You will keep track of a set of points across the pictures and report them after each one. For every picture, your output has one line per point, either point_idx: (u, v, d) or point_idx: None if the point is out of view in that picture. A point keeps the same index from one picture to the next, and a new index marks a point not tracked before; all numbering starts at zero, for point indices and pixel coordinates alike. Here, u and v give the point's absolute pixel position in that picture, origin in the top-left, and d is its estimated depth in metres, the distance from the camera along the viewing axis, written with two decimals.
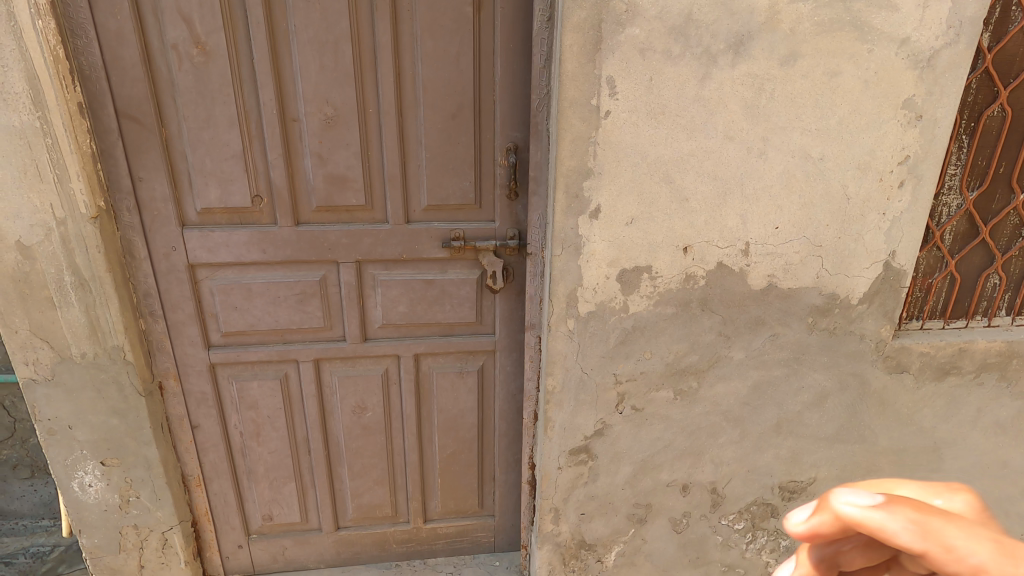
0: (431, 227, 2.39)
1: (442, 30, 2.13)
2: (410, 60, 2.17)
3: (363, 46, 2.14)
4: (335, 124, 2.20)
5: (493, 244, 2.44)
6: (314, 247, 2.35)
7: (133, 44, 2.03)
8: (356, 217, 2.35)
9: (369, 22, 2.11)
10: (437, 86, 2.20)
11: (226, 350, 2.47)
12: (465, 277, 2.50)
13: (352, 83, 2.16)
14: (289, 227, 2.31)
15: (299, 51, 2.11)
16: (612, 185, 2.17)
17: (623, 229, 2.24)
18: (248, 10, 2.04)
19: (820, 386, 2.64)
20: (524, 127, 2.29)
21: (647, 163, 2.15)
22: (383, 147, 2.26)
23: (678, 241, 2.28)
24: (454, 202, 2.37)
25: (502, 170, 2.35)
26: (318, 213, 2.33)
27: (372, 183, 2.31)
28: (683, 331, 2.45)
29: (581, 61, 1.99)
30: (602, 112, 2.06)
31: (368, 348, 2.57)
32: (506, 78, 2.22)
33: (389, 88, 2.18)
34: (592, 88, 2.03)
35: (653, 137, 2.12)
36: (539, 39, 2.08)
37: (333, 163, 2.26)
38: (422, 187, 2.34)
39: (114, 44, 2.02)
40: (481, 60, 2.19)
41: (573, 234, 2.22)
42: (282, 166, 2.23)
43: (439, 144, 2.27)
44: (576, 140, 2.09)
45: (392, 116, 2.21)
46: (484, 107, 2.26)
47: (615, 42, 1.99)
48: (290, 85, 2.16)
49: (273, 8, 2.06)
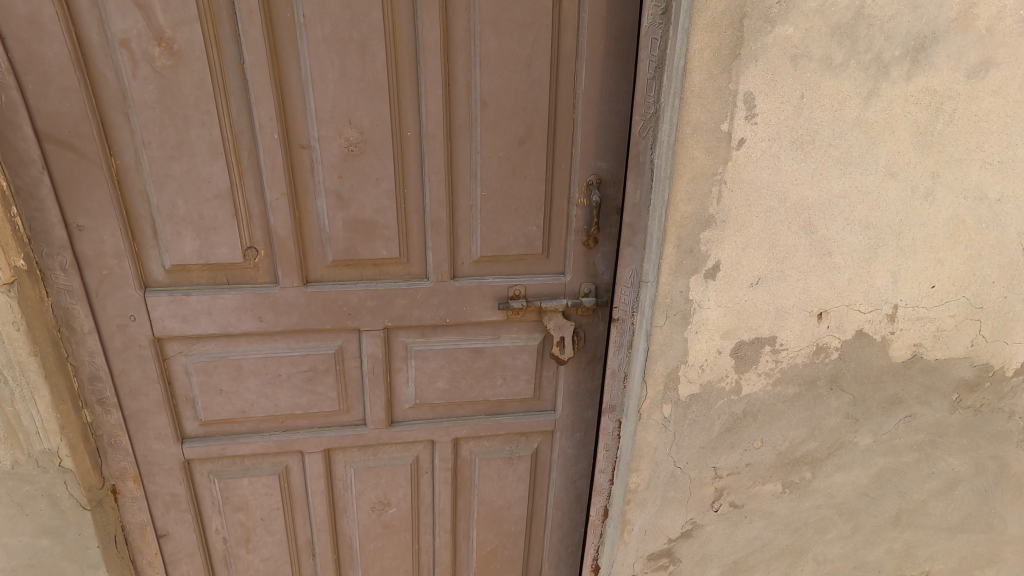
0: (485, 284, 1.81)
1: (509, 25, 1.56)
2: (465, 67, 1.59)
3: (400, 48, 1.55)
4: (360, 153, 1.61)
5: (563, 304, 1.86)
6: (328, 312, 1.76)
7: (59, 40, 1.41)
8: (384, 273, 1.76)
9: (409, 15, 1.53)
10: (500, 102, 1.62)
11: (206, 443, 1.86)
12: (523, 343, 1.92)
13: (383, 97, 1.58)
14: (297, 288, 1.72)
15: (311, 53, 1.52)
16: (738, 237, 1.64)
17: (745, 291, 1.72)
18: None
19: (953, 471, 2.10)
20: (613, 155, 1.72)
21: (785, 209, 1.63)
22: (425, 183, 1.67)
23: (812, 305, 1.76)
24: (514, 251, 1.80)
25: (579, 211, 1.78)
26: (335, 269, 1.73)
27: (408, 231, 1.73)
28: (804, 415, 1.93)
29: (711, 72, 1.45)
30: (734, 140, 1.53)
31: (395, 433, 1.97)
32: (593, 91, 1.64)
33: (435, 105, 1.60)
34: (725, 107, 1.49)
35: (795, 175, 1.59)
36: (647, 39, 1.51)
37: (357, 204, 1.66)
38: (474, 233, 1.76)
39: (27, 38, 1.39)
40: (560, 66, 1.62)
41: (681, 298, 1.70)
42: (285, 210, 1.63)
43: (499, 179, 1.70)
44: (697, 178, 1.55)
45: (440, 140, 1.63)
46: (560, 129, 1.68)
47: (760, 47, 1.44)
48: (298, 101, 1.56)
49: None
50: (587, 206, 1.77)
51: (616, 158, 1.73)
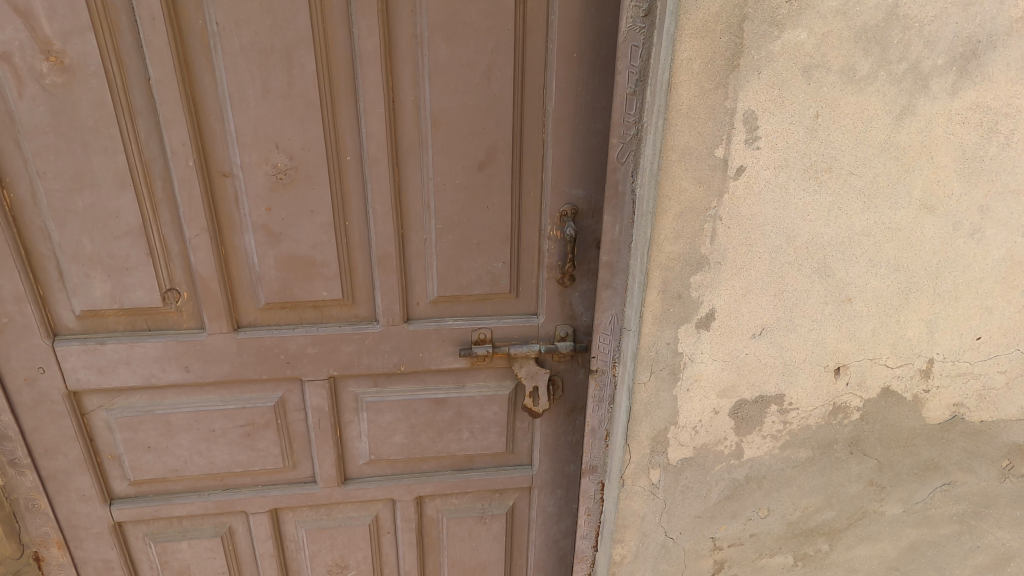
0: (444, 327, 1.58)
1: (464, 29, 1.29)
2: (412, 80, 1.33)
3: (335, 58, 1.30)
4: (291, 181, 1.38)
5: (536, 350, 1.62)
6: (264, 360, 1.55)
7: None
8: (327, 316, 1.54)
9: (344, 19, 1.28)
10: (455, 121, 1.37)
11: (138, 504, 1.68)
12: (492, 392, 1.69)
13: (316, 117, 1.33)
14: (226, 334, 1.51)
15: (228, 66, 1.28)
16: (735, 281, 1.36)
17: (745, 342, 1.44)
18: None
19: (1004, 546, 1.74)
20: (590, 181, 1.46)
21: (794, 249, 1.34)
22: (370, 215, 1.44)
23: (828, 359, 1.47)
24: (477, 290, 1.56)
25: (552, 245, 1.52)
26: (269, 312, 1.52)
27: (352, 269, 1.50)
28: (819, 482, 1.64)
29: (703, 86, 1.17)
30: (731, 168, 1.25)
31: (349, 492, 1.77)
32: (566, 107, 1.38)
33: (377, 125, 1.35)
34: (719, 128, 1.21)
35: (807, 210, 1.31)
36: (625, 46, 1.23)
37: (291, 240, 1.43)
38: (429, 271, 1.52)
39: None
40: (526, 78, 1.36)
41: (668, 350, 1.42)
42: (207, 247, 1.41)
43: (457, 209, 1.45)
44: (685, 212, 1.28)
45: (384, 166, 1.39)
46: (528, 152, 1.43)
47: (764, 57, 1.17)
48: (216, 122, 1.33)
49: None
50: (560, 238, 1.51)
51: (594, 184, 1.47)
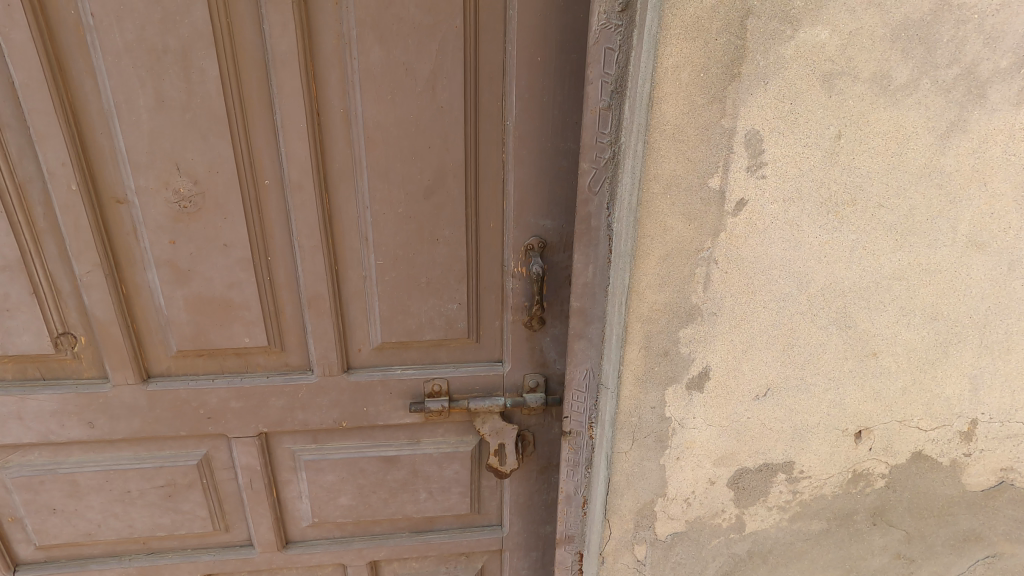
0: (391, 377, 1.34)
1: (401, 27, 1.05)
2: (340, 88, 1.09)
3: (243, 63, 1.06)
4: (197, 210, 1.14)
5: (501, 404, 1.38)
6: (181, 415, 1.32)
7: None
8: (252, 364, 1.32)
9: (252, 14, 1.03)
10: (394, 138, 1.12)
11: (49, 570, 1.47)
12: (452, 449, 1.46)
13: (223, 134, 1.09)
14: (134, 385, 1.28)
15: (111, 69, 1.04)
16: (735, 333, 1.12)
17: (747, 405, 1.19)
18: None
19: None
20: (560, 210, 1.22)
21: (807, 296, 1.09)
22: (296, 250, 1.19)
23: (847, 421, 1.23)
24: (429, 336, 1.31)
25: (516, 284, 1.28)
26: (184, 360, 1.29)
27: (280, 311, 1.26)
28: (837, 557, 1.38)
29: (694, 100, 0.92)
30: (729, 201, 1.00)
31: (291, 557, 1.54)
32: (528, 121, 1.14)
33: (298, 144, 1.11)
34: (715, 153, 0.96)
35: (823, 251, 1.06)
36: (598, 48, 0.98)
37: (202, 278, 1.20)
38: (371, 313, 1.28)
39: None
40: (479, 86, 1.11)
41: (653, 415, 1.18)
42: (102, 286, 1.18)
43: (400, 243, 1.21)
44: (671, 255, 1.03)
45: (308, 192, 1.14)
46: (484, 174, 1.18)
47: (771, 63, 0.91)
48: (104, 137, 1.09)
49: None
50: (526, 276, 1.27)
51: (565, 212, 1.23)
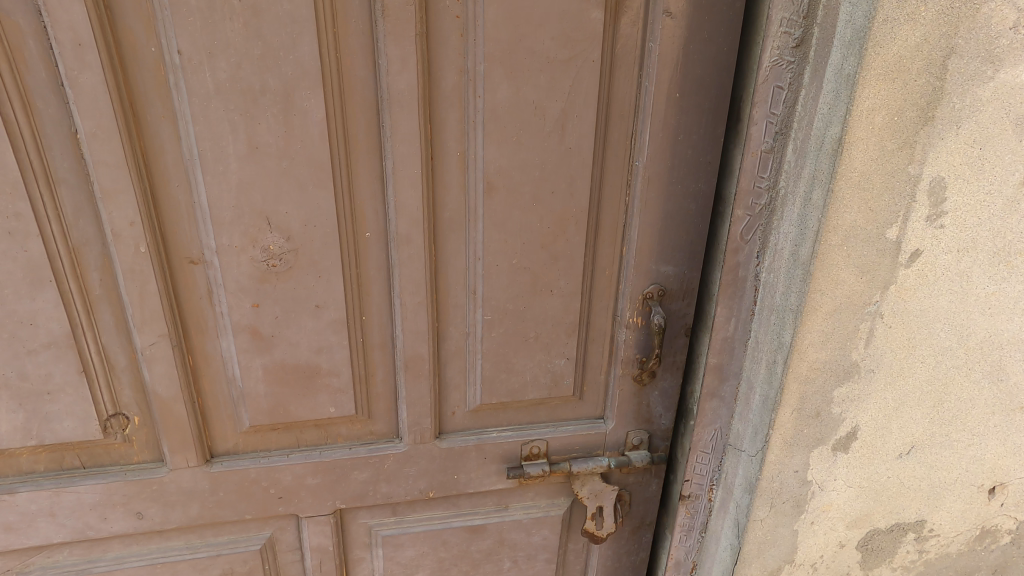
0: (486, 441, 1.20)
1: (534, 61, 0.93)
2: (459, 129, 0.96)
3: (352, 101, 0.92)
4: (288, 268, 0.99)
5: (605, 464, 1.25)
6: (248, 496, 1.15)
7: None
8: (332, 436, 1.16)
9: (365, 47, 0.89)
10: (516, 183, 1.00)
11: None
12: (543, 513, 1.33)
13: (324, 183, 0.95)
14: (196, 467, 1.10)
15: (197, 113, 0.87)
16: (889, 392, 1.03)
17: (890, 465, 1.11)
18: (48, 17, 0.79)
19: None
20: (684, 255, 1.11)
21: (965, 350, 1.02)
22: (396, 308, 1.05)
23: (983, 477, 1.16)
24: (532, 395, 1.18)
25: (630, 335, 1.16)
26: (255, 435, 1.12)
27: (370, 375, 1.11)
28: None
29: (885, 146, 0.84)
30: (904, 252, 0.92)
31: None
32: (661, 163, 1.02)
33: (409, 192, 0.97)
34: (897, 202, 0.88)
35: (988, 303, 0.99)
36: (766, 86, 0.89)
37: (286, 344, 1.04)
38: (472, 372, 1.15)
39: None
40: (609, 126, 1.00)
41: (795, 479, 1.08)
42: (167, 359, 1.01)
43: (512, 296, 1.08)
44: (839, 310, 0.94)
45: (416, 245, 1.00)
46: (605, 219, 1.07)
47: (967, 105, 0.83)
48: (180, 190, 0.92)
49: (119, 10, 0.81)
50: (642, 326, 1.16)
51: (688, 257, 1.11)
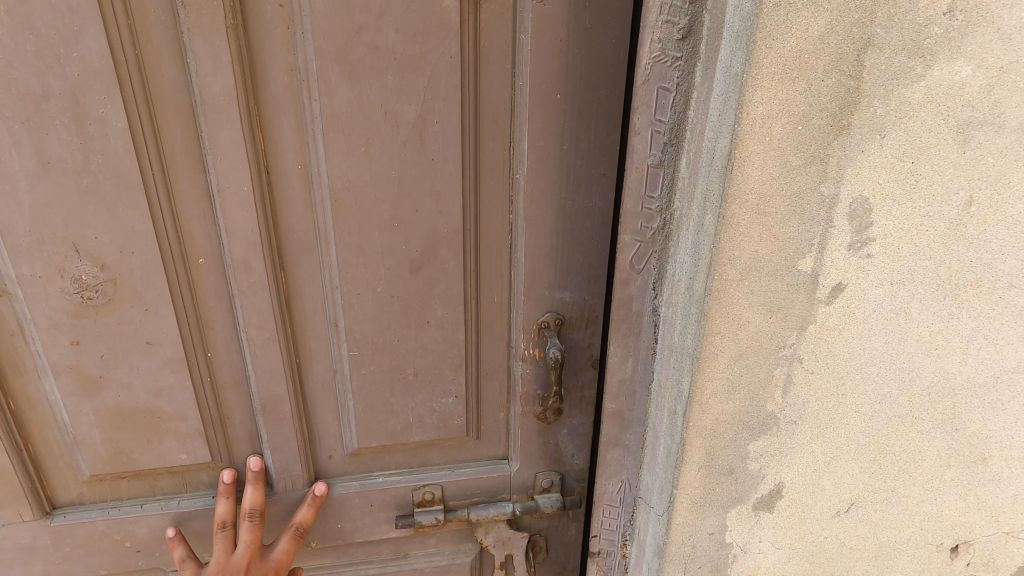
0: (370, 488, 1.07)
1: (380, 58, 0.78)
2: (297, 140, 0.81)
3: (161, 108, 0.78)
4: (107, 301, 0.86)
5: (509, 512, 1.11)
6: (99, 550, 1.04)
7: None
8: (191, 483, 1.03)
9: (171, 42, 0.75)
10: (370, 200, 0.85)
11: None
12: (448, 562, 1.19)
13: (137, 204, 0.81)
14: (32, 521, 0.99)
15: None
16: (817, 444, 0.88)
17: (826, 523, 0.96)
18: None
19: None
20: (581, 279, 0.96)
21: (910, 397, 0.86)
22: (243, 344, 0.92)
23: (943, 535, 0.99)
24: (417, 437, 1.04)
25: (527, 369, 1.02)
26: (100, 484, 1.00)
27: (226, 419, 0.98)
28: None
29: (791, 160, 0.67)
30: (823, 287, 0.76)
31: None
32: (543, 176, 0.88)
33: (241, 214, 0.83)
34: (810, 227, 0.72)
35: (935, 342, 0.82)
36: (648, 89, 0.73)
37: (119, 385, 0.92)
38: (345, 415, 1.01)
39: None
40: (480, 133, 0.86)
41: (710, 543, 0.93)
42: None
43: (380, 329, 0.94)
44: (745, 354, 0.78)
45: (256, 273, 0.86)
46: (487, 239, 0.92)
47: (892, 111, 0.67)
48: None
49: None
50: (541, 360, 1.01)
51: (587, 281, 0.97)
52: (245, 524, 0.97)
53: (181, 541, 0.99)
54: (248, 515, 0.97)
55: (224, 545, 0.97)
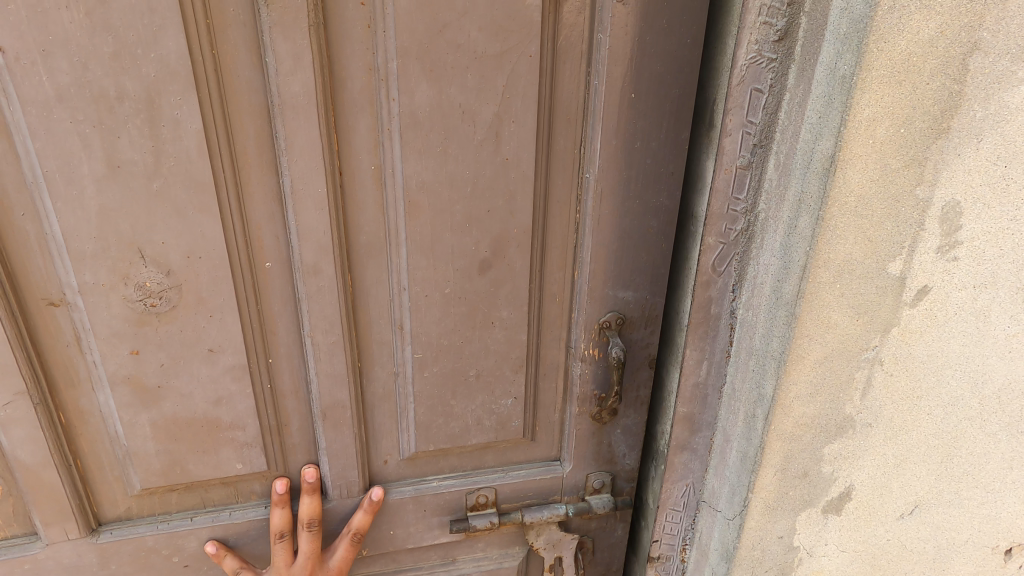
0: (425, 492, 1.05)
1: (459, 56, 0.76)
2: (371, 140, 0.79)
3: (235, 108, 0.75)
4: (170, 308, 0.83)
5: (562, 514, 1.10)
6: (147, 565, 1.00)
7: None
8: (244, 493, 1.00)
9: (249, 40, 0.72)
10: (443, 201, 0.84)
11: None
12: (496, 566, 1.18)
13: (206, 207, 0.78)
14: (77, 540, 0.96)
15: (35, 126, 0.70)
16: (888, 447, 0.88)
17: (889, 526, 0.96)
18: None
19: None
20: (645, 278, 0.95)
21: (980, 400, 0.86)
22: (308, 349, 0.89)
23: (998, 536, 0.99)
24: (475, 439, 1.03)
25: (587, 369, 1.00)
26: (150, 498, 0.97)
27: (284, 425, 0.95)
28: None
29: (889, 162, 0.67)
30: (909, 289, 0.75)
31: None
32: (615, 175, 0.86)
33: (314, 216, 0.81)
34: (902, 231, 0.71)
35: (1009, 345, 0.82)
36: (741, 90, 0.73)
37: (177, 395, 0.89)
38: (404, 417, 0.99)
39: None
40: (553, 132, 0.84)
41: (779, 547, 0.93)
42: (29, 420, 0.85)
43: (446, 330, 0.93)
44: (830, 356, 0.78)
45: (326, 275, 0.84)
46: (553, 241, 0.91)
47: (991, 114, 0.66)
48: (27, 221, 0.75)
49: None
50: (601, 359, 0.99)
51: (650, 281, 0.95)
52: (303, 535, 0.98)
53: (228, 552, 0.99)
54: (306, 526, 0.98)
55: (284, 554, 0.98)
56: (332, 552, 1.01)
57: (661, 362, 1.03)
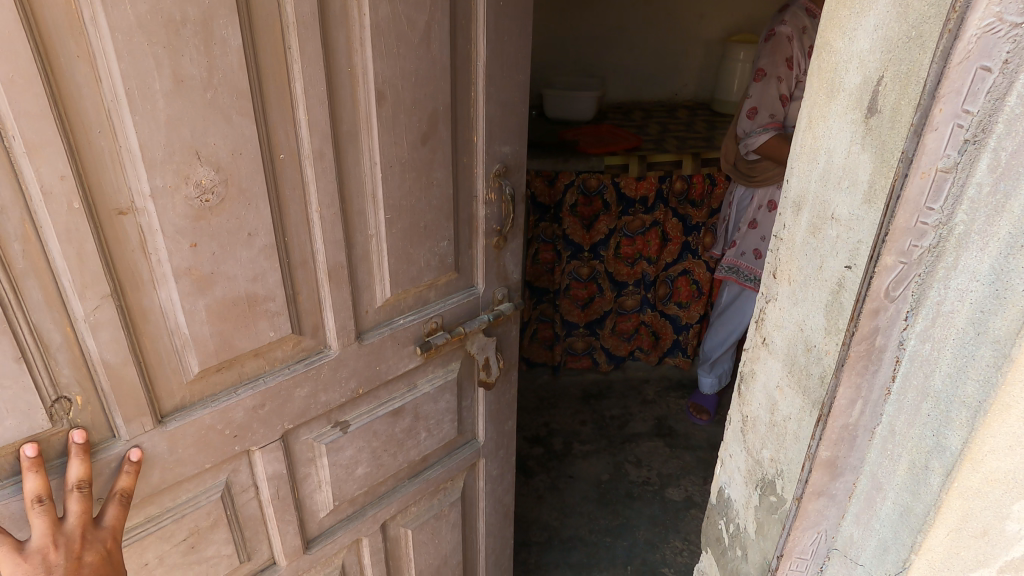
0: (399, 328, 1.13)
1: None
2: (348, 47, 0.90)
3: (257, 24, 0.80)
4: (222, 202, 0.83)
5: (485, 321, 1.27)
6: (208, 448, 0.93)
7: None
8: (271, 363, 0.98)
9: None
10: (399, 90, 0.97)
11: None
12: (444, 381, 1.28)
13: (248, 111, 0.82)
14: (152, 434, 0.86)
15: (119, 50, 0.70)
16: None
17: None
18: None
19: None
20: (512, 135, 1.20)
21: None
22: (313, 223, 0.95)
23: None
24: (427, 278, 1.15)
25: (486, 210, 1.21)
26: (202, 381, 0.90)
27: (296, 295, 0.97)
28: None
29: None
30: None
31: (314, 554, 1.17)
32: (495, 61, 1.10)
33: (320, 111, 0.89)
34: None
35: None
36: (963, 66, 0.52)
37: (226, 281, 0.88)
38: (378, 270, 1.07)
39: None
40: (455, 33, 1.04)
41: None
42: (116, 322, 0.79)
43: (404, 193, 1.05)
44: None
45: (325, 143, 0.91)
46: (460, 116, 1.10)
47: None
48: (104, 138, 0.72)
49: None
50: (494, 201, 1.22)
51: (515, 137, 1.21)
52: (73, 496, 0.78)
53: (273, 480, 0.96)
54: (76, 485, 0.78)
55: (46, 520, 0.75)
56: (99, 512, 0.82)
57: (749, 370, 0.85)
